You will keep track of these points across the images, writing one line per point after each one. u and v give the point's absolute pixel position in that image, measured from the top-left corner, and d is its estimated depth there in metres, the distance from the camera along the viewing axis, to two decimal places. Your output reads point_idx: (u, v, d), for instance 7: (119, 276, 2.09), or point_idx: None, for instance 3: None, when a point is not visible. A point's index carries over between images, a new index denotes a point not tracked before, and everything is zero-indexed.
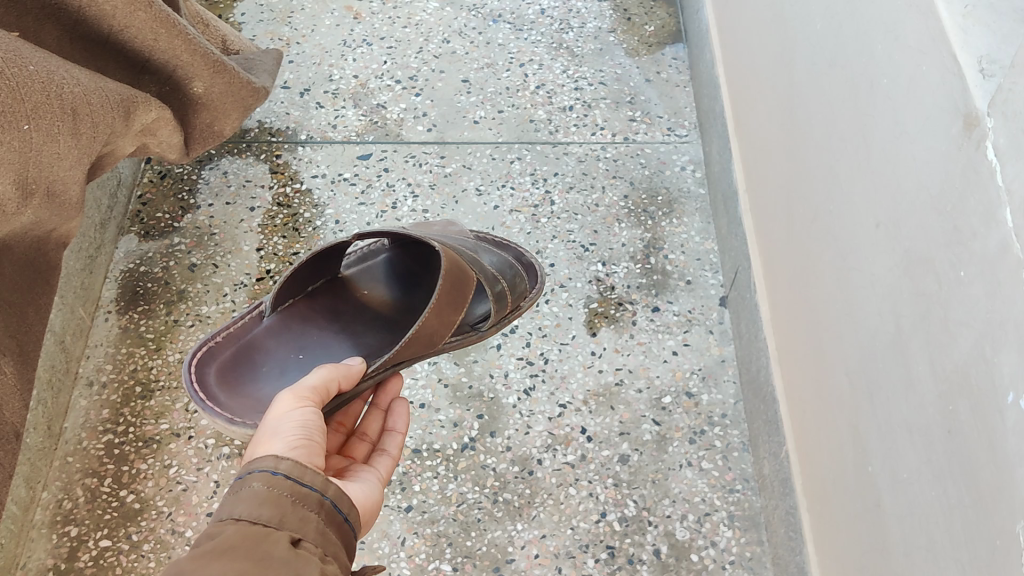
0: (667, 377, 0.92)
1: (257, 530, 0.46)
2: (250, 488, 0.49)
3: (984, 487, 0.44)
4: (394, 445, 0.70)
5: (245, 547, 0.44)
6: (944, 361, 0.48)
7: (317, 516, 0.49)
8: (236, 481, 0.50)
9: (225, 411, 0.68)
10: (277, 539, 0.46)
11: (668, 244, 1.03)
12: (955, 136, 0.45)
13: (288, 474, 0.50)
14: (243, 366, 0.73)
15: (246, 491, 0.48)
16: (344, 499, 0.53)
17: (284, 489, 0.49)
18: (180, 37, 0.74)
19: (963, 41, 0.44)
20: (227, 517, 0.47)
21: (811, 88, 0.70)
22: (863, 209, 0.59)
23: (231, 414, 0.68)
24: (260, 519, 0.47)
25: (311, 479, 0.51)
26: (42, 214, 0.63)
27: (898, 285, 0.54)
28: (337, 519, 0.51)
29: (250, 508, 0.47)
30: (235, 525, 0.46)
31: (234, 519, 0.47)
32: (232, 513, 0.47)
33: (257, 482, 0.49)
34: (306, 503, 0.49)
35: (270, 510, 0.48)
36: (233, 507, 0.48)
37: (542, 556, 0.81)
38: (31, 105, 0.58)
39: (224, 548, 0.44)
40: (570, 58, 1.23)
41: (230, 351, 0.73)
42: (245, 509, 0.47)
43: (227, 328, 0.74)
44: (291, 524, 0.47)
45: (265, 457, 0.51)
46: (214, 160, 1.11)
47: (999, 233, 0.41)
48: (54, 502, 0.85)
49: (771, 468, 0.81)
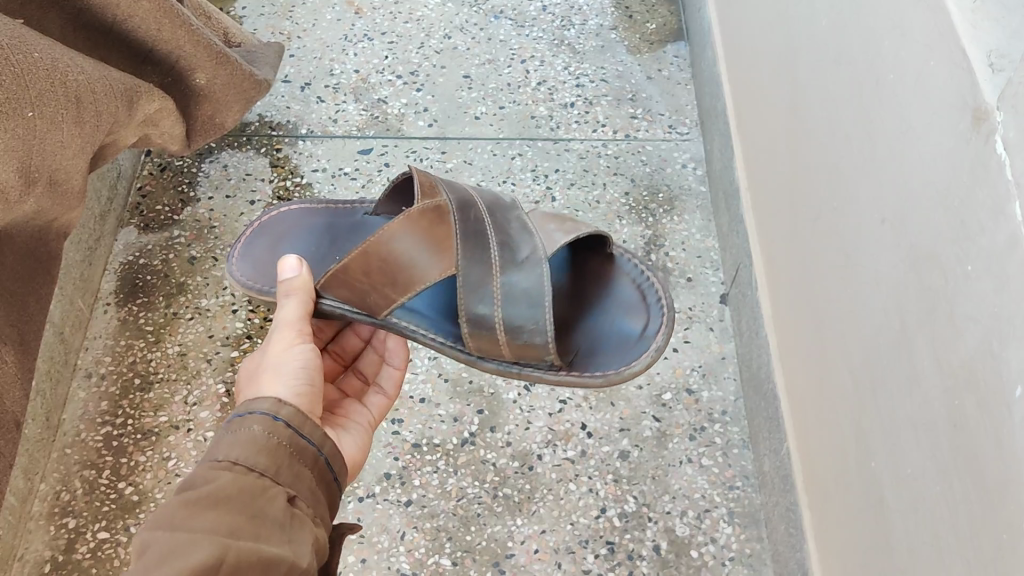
0: (667, 374, 0.92)
1: (256, 483, 0.47)
2: (250, 431, 0.50)
3: (991, 483, 0.44)
4: (391, 382, 0.75)
5: (241, 500, 0.45)
6: (949, 356, 0.48)
7: (311, 473, 0.51)
8: (235, 419, 0.51)
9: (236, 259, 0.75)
10: (274, 496, 0.47)
11: (669, 241, 1.03)
12: (963, 131, 0.45)
13: (289, 423, 0.52)
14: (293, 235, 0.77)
15: (246, 434, 0.50)
16: (338, 458, 0.55)
17: (284, 438, 0.51)
18: (183, 28, 0.73)
19: (972, 36, 0.45)
20: (223, 459, 0.48)
21: (814, 86, 0.70)
22: (868, 206, 0.59)
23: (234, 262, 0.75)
24: (257, 467, 0.48)
25: (309, 432, 0.53)
26: (44, 203, 0.63)
27: (903, 281, 0.54)
28: (328, 477, 0.53)
29: (249, 452, 0.48)
30: (231, 472, 0.47)
31: (231, 463, 0.48)
32: (230, 456, 0.48)
33: (258, 425, 0.50)
34: (302, 458, 0.51)
35: (268, 458, 0.49)
36: (231, 447, 0.49)
37: (542, 551, 0.81)
38: (35, 92, 0.58)
39: (221, 498, 0.45)
40: (571, 54, 1.22)
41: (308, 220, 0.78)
42: (243, 454, 0.48)
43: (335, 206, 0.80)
44: (287, 478, 0.49)
45: (267, 400, 0.52)
46: (214, 153, 1.10)
47: (1006, 227, 0.42)
48: (52, 494, 0.84)
49: (772, 465, 0.81)
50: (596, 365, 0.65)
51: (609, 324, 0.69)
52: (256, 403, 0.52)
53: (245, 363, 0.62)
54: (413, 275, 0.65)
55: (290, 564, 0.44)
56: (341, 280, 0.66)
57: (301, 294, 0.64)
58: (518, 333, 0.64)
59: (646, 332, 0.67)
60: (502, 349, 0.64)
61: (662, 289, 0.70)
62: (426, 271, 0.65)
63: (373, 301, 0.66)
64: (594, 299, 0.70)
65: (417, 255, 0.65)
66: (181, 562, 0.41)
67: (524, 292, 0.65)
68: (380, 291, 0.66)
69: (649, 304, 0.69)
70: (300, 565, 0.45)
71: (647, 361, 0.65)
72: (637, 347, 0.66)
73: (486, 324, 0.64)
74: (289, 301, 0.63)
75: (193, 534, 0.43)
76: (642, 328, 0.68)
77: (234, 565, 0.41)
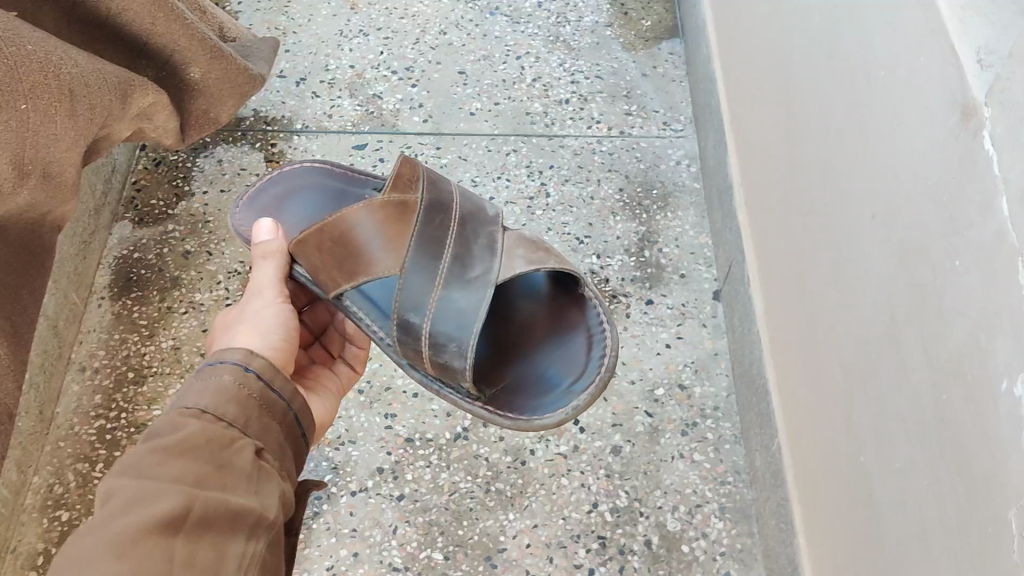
0: (660, 369, 0.92)
1: (224, 433, 0.47)
2: (220, 380, 0.51)
3: (976, 472, 0.45)
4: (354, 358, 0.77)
5: (210, 450, 0.46)
6: (937, 350, 0.49)
7: (279, 427, 0.52)
8: (207, 366, 0.52)
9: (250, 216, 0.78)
10: (242, 448, 0.48)
11: (662, 237, 1.03)
12: (953, 125, 0.46)
13: (260, 374, 0.52)
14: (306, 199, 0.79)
15: (217, 382, 0.50)
16: (307, 415, 0.56)
17: (254, 391, 0.51)
18: (178, 22, 0.74)
19: (962, 32, 0.45)
20: (192, 407, 0.48)
21: (807, 81, 0.71)
22: (860, 201, 0.59)
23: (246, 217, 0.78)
24: (226, 418, 0.49)
25: (280, 387, 0.53)
26: (38, 196, 0.63)
27: (893, 276, 0.54)
28: (296, 433, 0.54)
29: (219, 402, 0.49)
30: (200, 420, 0.47)
31: (199, 411, 0.48)
32: (199, 404, 0.48)
33: (229, 374, 0.51)
34: (272, 412, 0.52)
35: (238, 410, 0.50)
36: (201, 397, 0.49)
37: (534, 545, 0.82)
38: (29, 85, 0.58)
39: (190, 445, 0.45)
40: (566, 51, 1.23)
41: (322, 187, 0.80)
42: (212, 402, 0.49)
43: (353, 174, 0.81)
44: (255, 430, 0.50)
45: (238, 351, 0.53)
46: (209, 147, 1.10)
47: (994, 222, 0.42)
48: (45, 487, 0.84)
49: (763, 460, 0.82)
50: (513, 405, 0.66)
51: (551, 363, 0.68)
52: (228, 353, 0.53)
53: (221, 316, 0.68)
54: (365, 261, 0.68)
55: (257, 515, 0.45)
56: (304, 254, 0.70)
57: (278, 259, 0.70)
58: (439, 351, 0.65)
59: (576, 383, 0.66)
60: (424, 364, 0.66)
61: (611, 343, 0.68)
62: (375, 260, 0.68)
63: (325, 279, 0.69)
64: (548, 338, 0.69)
65: (372, 243, 0.68)
66: (149, 509, 0.41)
67: (453, 310, 0.65)
68: (332, 272, 0.69)
69: (591, 356, 0.68)
70: (266, 517, 0.45)
71: (555, 419, 0.64)
72: (563, 391, 0.66)
73: (412, 333, 0.65)
74: (267, 263, 0.69)
75: (161, 483, 0.43)
76: (575, 375, 0.67)
77: (203, 514, 0.42)
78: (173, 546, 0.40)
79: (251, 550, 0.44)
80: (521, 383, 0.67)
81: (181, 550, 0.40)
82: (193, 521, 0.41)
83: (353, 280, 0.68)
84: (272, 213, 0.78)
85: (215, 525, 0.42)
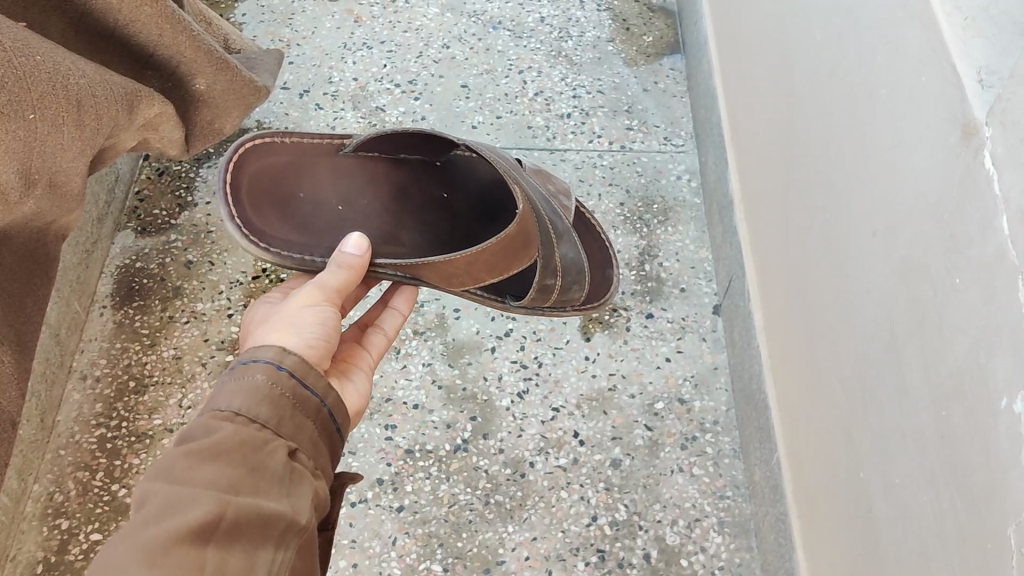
0: (660, 383, 0.93)
1: (256, 436, 0.45)
2: (253, 380, 0.48)
3: (975, 488, 0.45)
4: (392, 325, 0.75)
5: (242, 452, 0.44)
6: (937, 367, 0.49)
7: (313, 425, 0.50)
8: (239, 365, 0.50)
9: (238, 216, 0.66)
10: (275, 449, 0.46)
11: (663, 252, 1.04)
12: (953, 145, 0.46)
13: (293, 372, 0.50)
14: (281, 181, 0.70)
15: (248, 383, 0.48)
16: (343, 410, 0.53)
17: (287, 389, 0.49)
18: (185, 33, 0.74)
19: (962, 52, 0.46)
20: (226, 408, 0.47)
21: (809, 98, 0.71)
22: (860, 216, 0.60)
23: (240, 221, 0.65)
24: (258, 418, 0.47)
25: (314, 383, 0.51)
26: (44, 205, 0.63)
27: (893, 293, 0.55)
28: (331, 428, 0.52)
29: (249, 403, 0.47)
30: (233, 424, 0.46)
31: (232, 414, 0.46)
32: (231, 406, 0.47)
33: (260, 375, 0.49)
34: (305, 409, 0.50)
35: (270, 409, 0.47)
36: (235, 398, 0.47)
37: (533, 558, 0.82)
38: (38, 95, 0.59)
39: (221, 450, 0.44)
40: (569, 66, 1.24)
41: (285, 160, 0.70)
42: (244, 403, 0.47)
43: (307, 138, 0.72)
44: (288, 429, 0.48)
45: (272, 349, 0.51)
46: (212, 158, 1.11)
47: (994, 241, 0.43)
48: (46, 495, 0.84)
49: (762, 475, 0.82)
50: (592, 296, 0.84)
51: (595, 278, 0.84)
52: (262, 349, 0.51)
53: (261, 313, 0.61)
54: (508, 265, 0.71)
55: (289, 520, 0.43)
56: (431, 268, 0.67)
57: (356, 272, 0.63)
58: (566, 292, 0.78)
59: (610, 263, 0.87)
60: (548, 300, 0.77)
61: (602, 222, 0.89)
62: (517, 263, 0.71)
63: (457, 281, 0.70)
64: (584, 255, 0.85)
65: (515, 253, 0.71)
66: (181, 517, 0.40)
67: (573, 262, 0.77)
68: (471, 276, 0.70)
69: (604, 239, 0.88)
70: (297, 522, 0.43)
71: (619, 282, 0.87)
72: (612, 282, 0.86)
73: (548, 292, 0.75)
74: (336, 272, 0.63)
75: (192, 490, 0.41)
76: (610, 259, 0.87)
77: (233, 522, 0.41)
78: (203, 556, 0.39)
79: (281, 558, 0.42)
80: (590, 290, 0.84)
81: (212, 559, 0.39)
82: (224, 529, 0.40)
83: (496, 278, 0.71)
84: (264, 203, 0.68)
85: (245, 533, 0.41)
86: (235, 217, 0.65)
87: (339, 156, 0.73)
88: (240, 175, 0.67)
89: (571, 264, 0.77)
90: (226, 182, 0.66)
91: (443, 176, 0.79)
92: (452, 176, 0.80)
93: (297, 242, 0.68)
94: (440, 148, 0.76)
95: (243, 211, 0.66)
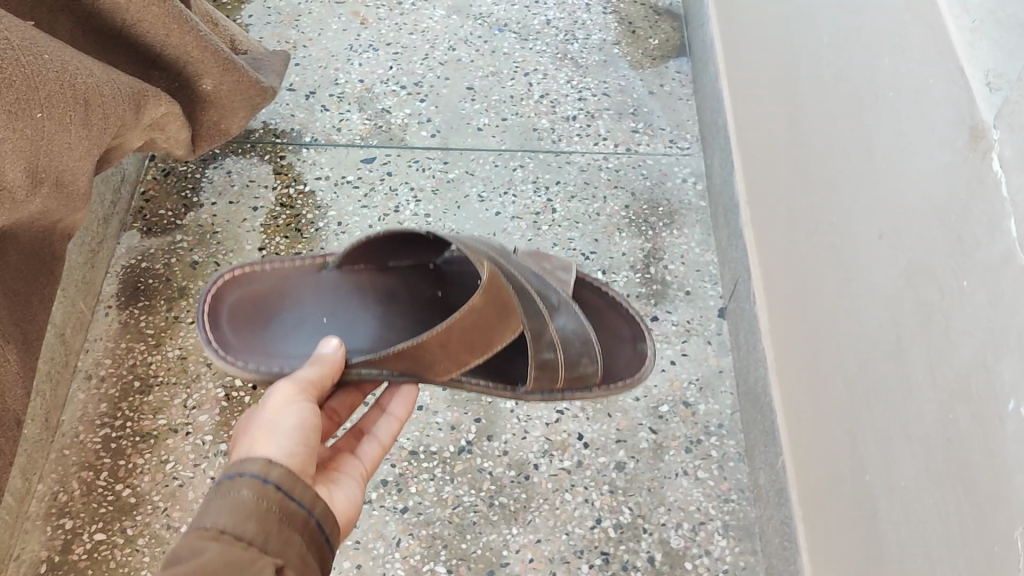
0: (664, 387, 0.92)
1: (243, 554, 0.43)
2: (239, 496, 0.47)
3: (981, 492, 0.45)
4: (386, 432, 0.70)
5: (229, 574, 0.41)
6: (943, 369, 0.49)
7: (301, 538, 0.48)
8: (224, 480, 0.48)
9: (217, 341, 0.66)
10: (263, 568, 0.43)
11: (668, 255, 1.04)
12: (959, 146, 0.46)
13: (278, 484, 0.49)
14: (264, 303, 0.70)
15: (233, 499, 0.47)
16: (330, 519, 0.51)
17: (273, 503, 0.47)
18: (191, 34, 0.75)
19: (970, 55, 0.46)
20: (210, 528, 0.44)
21: (814, 101, 0.71)
22: (866, 219, 0.60)
23: (218, 345, 0.66)
24: (244, 536, 0.45)
25: (300, 494, 0.49)
26: (50, 204, 0.63)
27: (898, 296, 0.55)
28: (318, 540, 0.49)
29: (233, 519, 0.45)
30: (218, 543, 0.43)
31: (218, 532, 0.44)
32: (217, 523, 0.45)
33: (247, 489, 0.47)
34: (293, 522, 0.48)
35: (258, 525, 0.45)
36: (222, 511, 0.46)
37: (537, 560, 0.81)
38: (45, 94, 0.59)
39: (206, 571, 0.41)
40: (574, 68, 1.24)
41: (265, 283, 0.71)
42: (230, 521, 0.45)
43: (284, 263, 0.73)
44: (276, 546, 0.45)
45: (257, 461, 0.49)
46: (217, 159, 1.11)
47: (1002, 243, 0.42)
48: (50, 495, 0.84)
49: (767, 479, 0.82)
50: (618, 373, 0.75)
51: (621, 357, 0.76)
52: (245, 463, 0.49)
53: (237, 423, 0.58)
54: (486, 343, 0.66)
55: None
56: (401, 357, 0.64)
57: (329, 368, 0.62)
58: (575, 366, 0.69)
59: (639, 341, 0.78)
60: (557, 382, 0.69)
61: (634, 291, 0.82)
62: (498, 338, 0.67)
63: (440, 368, 0.66)
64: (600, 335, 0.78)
65: (487, 324, 0.66)
66: None
67: (574, 333, 0.70)
68: (452, 360, 0.66)
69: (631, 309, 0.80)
70: None
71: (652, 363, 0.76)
72: (643, 360, 0.76)
73: (550, 366, 0.68)
74: (311, 368, 0.61)
75: None
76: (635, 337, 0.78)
77: None
78: None
79: None
80: (610, 367, 0.75)
81: None
82: None
83: (481, 358, 0.67)
84: (244, 328, 0.68)
85: None
86: (213, 339, 0.66)
87: (320, 274, 0.73)
88: (220, 303, 0.69)
89: (574, 333, 0.70)
90: (205, 312, 0.67)
91: (436, 276, 0.77)
92: (447, 276, 0.77)
93: (276, 358, 0.67)
94: (423, 248, 0.75)
95: (222, 335, 0.67)
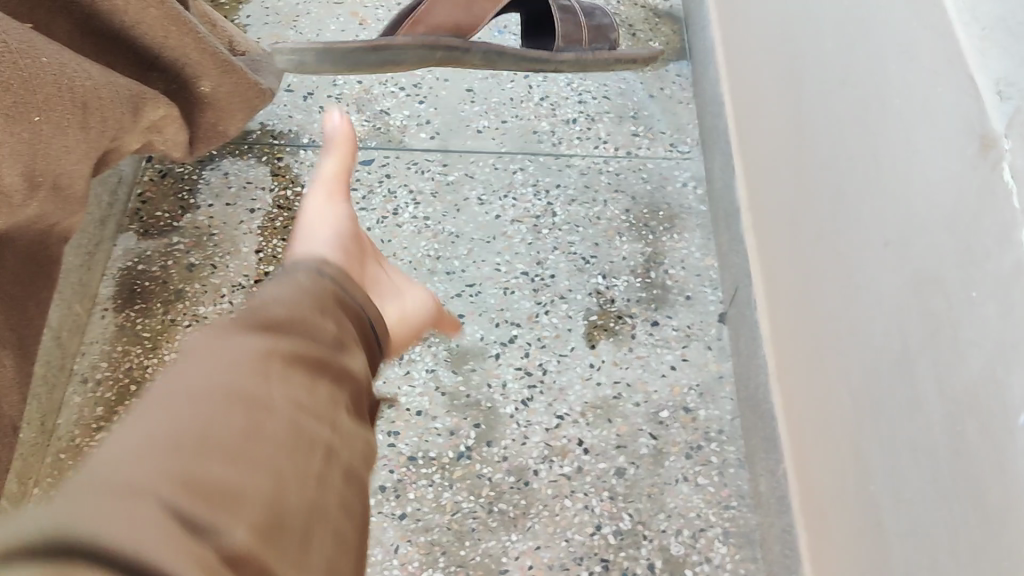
0: (664, 392, 0.92)
1: (220, 392, 0.38)
2: (228, 346, 0.41)
3: (991, 506, 0.44)
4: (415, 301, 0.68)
5: (209, 420, 0.37)
6: (951, 381, 0.48)
7: (287, 385, 0.40)
8: (219, 330, 0.43)
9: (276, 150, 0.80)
10: (240, 402, 0.38)
11: (668, 259, 1.03)
12: (970, 156, 0.46)
13: (272, 345, 0.42)
14: None
15: (224, 353, 0.41)
16: (341, 385, 0.44)
17: (265, 357, 0.41)
18: (189, 36, 0.74)
19: (981, 64, 0.45)
20: (181, 371, 0.39)
21: (819, 106, 0.71)
22: (871, 227, 0.59)
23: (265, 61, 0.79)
24: (220, 377, 0.39)
25: (286, 354, 0.42)
26: (46, 208, 0.63)
27: (904, 305, 0.54)
28: (318, 395, 0.42)
29: (219, 367, 0.39)
30: (194, 380, 0.39)
31: (190, 371, 0.39)
32: (191, 369, 0.39)
33: (235, 340, 0.41)
34: (272, 395, 0.39)
35: (243, 372, 0.40)
36: (206, 375, 0.39)
37: (536, 567, 0.81)
38: (43, 97, 0.58)
39: (181, 402, 0.37)
40: (574, 71, 1.23)
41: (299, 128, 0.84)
42: (207, 363, 0.40)
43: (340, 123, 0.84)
44: (255, 386, 0.39)
45: (249, 324, 0.43)
46: (215, 160, 1.11)
47: (1013, 255, 0.42)
48: (45, 500, 0.83)
49: (768, 485, 0.81)
50: None
51: None
52: (238, 330, 0.42)
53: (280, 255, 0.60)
54: None
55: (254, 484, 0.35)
56: None
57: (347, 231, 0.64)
58: None
59: None
60: None
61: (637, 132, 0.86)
62: None
63: None
64: None
65: None
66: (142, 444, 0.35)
67: None
68: None
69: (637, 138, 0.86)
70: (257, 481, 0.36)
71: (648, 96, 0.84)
72: None
73: None
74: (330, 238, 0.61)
75: (117, 457, 0.34)
76: None
77: (198, 466, 0.35)
78: (168, 476, 0.34)
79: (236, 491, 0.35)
80: None
81: (183, 482, 0.34)
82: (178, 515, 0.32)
83: None
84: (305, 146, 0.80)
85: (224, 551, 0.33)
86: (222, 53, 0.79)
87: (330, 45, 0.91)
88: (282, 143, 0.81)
89: None
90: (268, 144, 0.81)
91: None
92: None
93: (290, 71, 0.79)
94: None
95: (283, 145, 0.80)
